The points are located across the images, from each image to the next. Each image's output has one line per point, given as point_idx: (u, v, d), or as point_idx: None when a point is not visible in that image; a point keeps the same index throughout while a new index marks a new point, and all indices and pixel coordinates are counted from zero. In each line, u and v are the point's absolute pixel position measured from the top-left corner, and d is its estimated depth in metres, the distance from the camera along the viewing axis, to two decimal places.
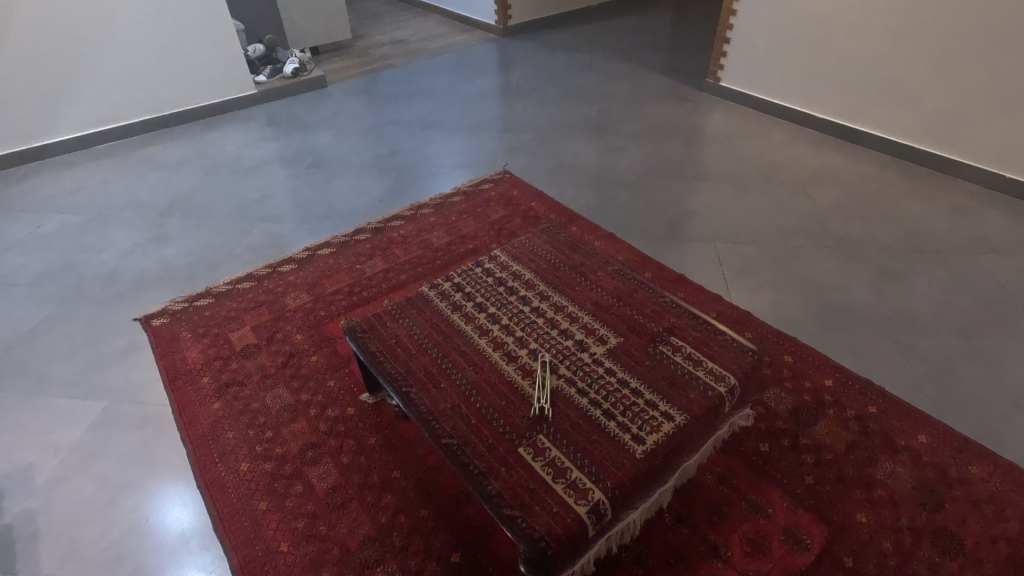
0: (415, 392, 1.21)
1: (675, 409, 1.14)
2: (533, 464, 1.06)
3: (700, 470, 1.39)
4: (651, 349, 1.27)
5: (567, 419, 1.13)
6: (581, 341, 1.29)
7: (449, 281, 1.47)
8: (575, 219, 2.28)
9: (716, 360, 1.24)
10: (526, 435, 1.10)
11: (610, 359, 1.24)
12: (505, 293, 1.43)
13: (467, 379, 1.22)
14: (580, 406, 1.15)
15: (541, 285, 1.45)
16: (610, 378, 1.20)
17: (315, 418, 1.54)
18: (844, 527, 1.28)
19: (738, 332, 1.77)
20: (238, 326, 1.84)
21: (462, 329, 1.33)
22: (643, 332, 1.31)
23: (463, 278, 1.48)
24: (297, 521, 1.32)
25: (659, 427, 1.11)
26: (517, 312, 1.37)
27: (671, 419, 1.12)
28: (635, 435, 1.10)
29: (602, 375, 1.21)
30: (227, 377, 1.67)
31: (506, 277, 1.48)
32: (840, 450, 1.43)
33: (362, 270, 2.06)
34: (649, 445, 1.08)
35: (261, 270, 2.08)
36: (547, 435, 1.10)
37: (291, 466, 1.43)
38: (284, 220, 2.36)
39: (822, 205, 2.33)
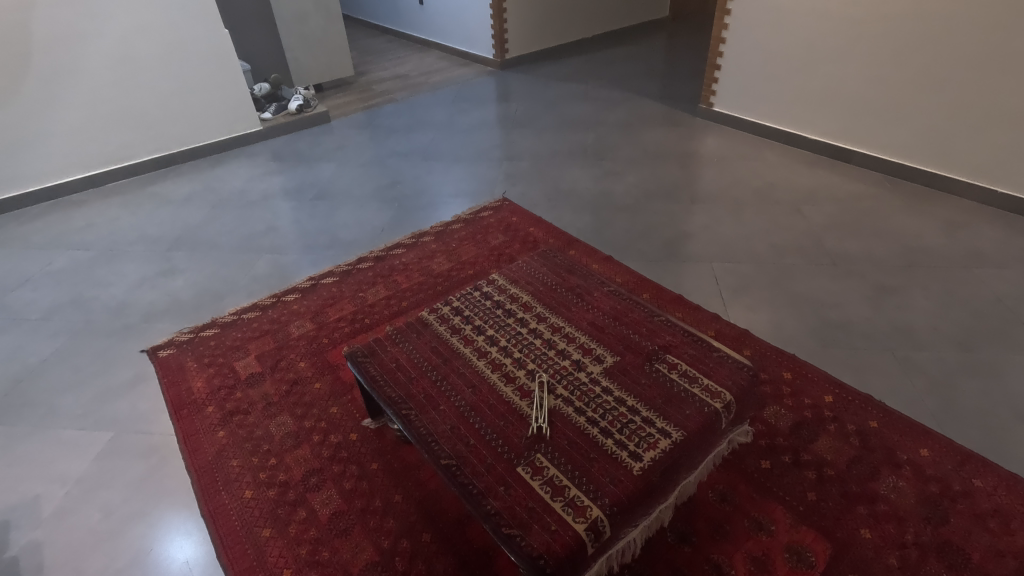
0: (414, 414, 1.23)
1: (672, 425, 1.16)
2: (531, 483, 1.07)
3: (701, 488, 1.39)
4: (647, 367, 1.29)
5: (564, 438, 1.14)
6: (579, 361, 1.31)
7: (448, 305, 1.51)
8: (574, 243, 2.32)
9: (712, 376, 1.26)
10: (524, 454, 1.12)
11: (606, 378, 1.26)
12: (503, 315, 1.46)
13: (466, 400, 1.24)
14: (578, 425, 1.16)
15: (538, 307, 1.48)
16: (608, 396, 1.22)
17: (318, 444, 1.56)
18: (849, 544, 1.27)
19: (736, 350, 1.78)
20: (243, 355, 1.87)
21: (460, 352, 1.36)
22: (640, 351, 1.33)
23: (461, 301, 1.52)
24: (300, 547, 1.33)
25: (657, 444, 1.12)
26: (514, 334, 1.39)
27: (669, 436, 1.13)
28: (632, 452, 1.11)
29: (599, 394, 1.22)
30: (232, 406, 1.70)
31: (503, 299, 1.51)
32: (842, 466, 1.43)
33: (365, 298, 2.09)
34: (647, 461, 1.09)
35: (266, 300, 2.12)
36: (546, 453, 1.11)
37: (294, 493, 1.44)
38: (288, 251, 2.41)
39: (816, 224, 2.36)
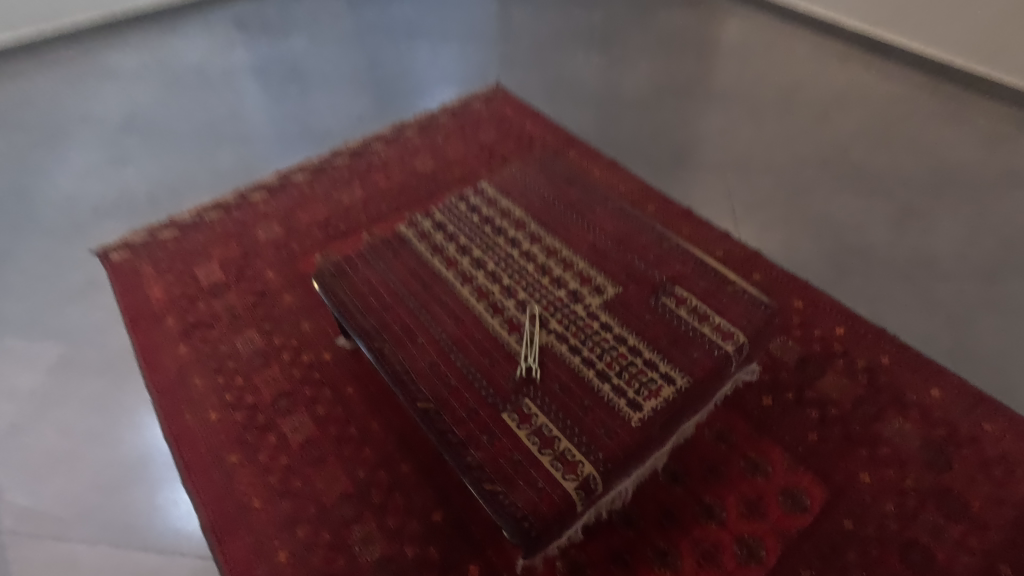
0: (389, 348, 1.09)
1: (676, 370, 1.03)
2: (517, 434, 0.96)
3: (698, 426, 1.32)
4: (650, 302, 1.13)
5: (556, 383, 1.01)
6: (575, 291, 1.15)
7: (429, 219, 1.32)
8: (574, 143, 2.06)
9: (725, 314, 1.12)
10: (511, 400, 1.00)
11: (606, 313, 1.11)
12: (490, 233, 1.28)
13: (447, 334, 1.10)
14: (572, 367, 1.03)
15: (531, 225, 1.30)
16: (606, 334, 1.08)
17: (288, 364, 1.44)
18: (845, 488, 1.22)
19: (744, 275, 1.63)
20: (205, 262, 1.70)
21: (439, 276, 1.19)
22: (644, 282, 1.17)
23: (444, 215, 1.32)
24: (270, 476, 1.25)
25: (659, 392, 1.00)
26: (503, 256, 1.23)
27: (672, 382, 1.01)
28: (631, 401, 0.99)
29: (597, 331, 1.09)
30: (194, 318, 1.55)
31: (491, 212, 1.32)
32: (847, 406, 1.35)
33: (339, 200, 1.88)
34: (647, 412, 0.98)
35: (229, 198, 1.90)
36: (535, 399, 0.99)
37: (263, 417, 1.35)
38: (254, 141, 2.14)
39: (843, 132, 2.12)
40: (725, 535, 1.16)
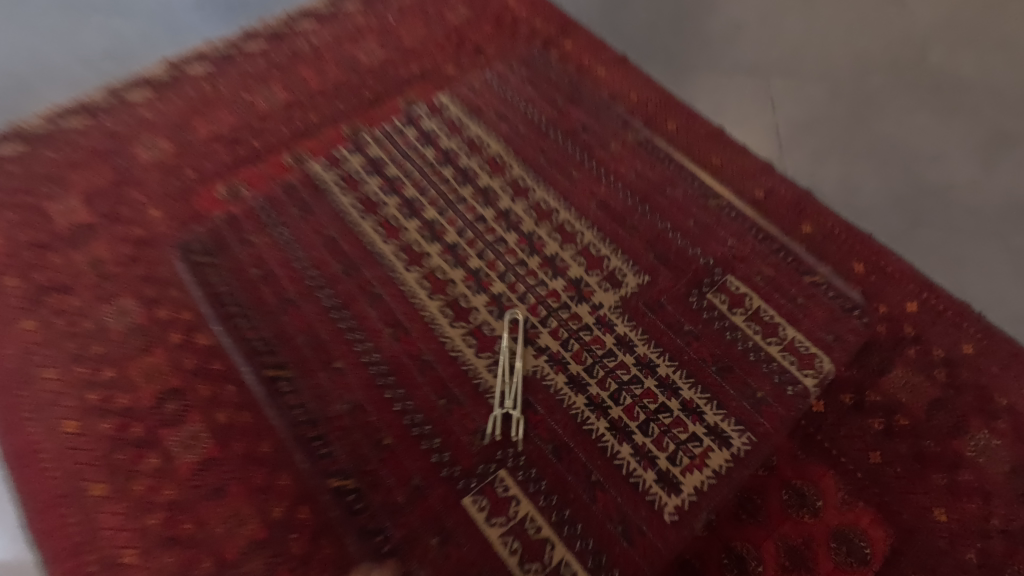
0: (357, 416, 1.00)
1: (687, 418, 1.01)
2: (509, 537, 0.92)
3: (735, 458, 0.98)
4: (665, 301, 1.10)
5: (559, 422, 1.00)
6: (584, 343, 1.07)
7: (405, 216, 1.20)
8: (574, 26, 1.52)
9: (741, 381, 1.04)
10: (504, 514, 0.93)
11: (616, 364, 1.05)
12: (475, 205, 1.20)
13: (424, 419, 1.00)
14: (582, 440, 0.99)
15: (536, 195, 1.21)
16: (619, 356, 1.05)
17: (177, 350, 1.05)
18: (916, 530, 0.94)
19: (793, 225, 1.23)
20: (62, 194, 1.23)
21: (392, 264, 1.14)
22: (659, 344, 1.07)
23: (417, 183, 1.24)
24: (150, 517, 0.92)
25: (669, 445, 0.98)
26: (484, 240, 1.16)
27: (680, 427, 1.00)
28: (645, 498, 0.95)
29: (607, 405, 1.01)
30: (46, 279, 1.12)
31: (472, 167, 1.25)
32: (919, 415, 1.03)
33: (251, 102, 1.37)
34: (663, 513, 0.94)
35: (96, 96, 1.37)
36: (529, 499, 0.94)
37: (140, 427, 0.98)
38: (132, 7, 1.54)
39: (921, 21, 1.61)
40: None
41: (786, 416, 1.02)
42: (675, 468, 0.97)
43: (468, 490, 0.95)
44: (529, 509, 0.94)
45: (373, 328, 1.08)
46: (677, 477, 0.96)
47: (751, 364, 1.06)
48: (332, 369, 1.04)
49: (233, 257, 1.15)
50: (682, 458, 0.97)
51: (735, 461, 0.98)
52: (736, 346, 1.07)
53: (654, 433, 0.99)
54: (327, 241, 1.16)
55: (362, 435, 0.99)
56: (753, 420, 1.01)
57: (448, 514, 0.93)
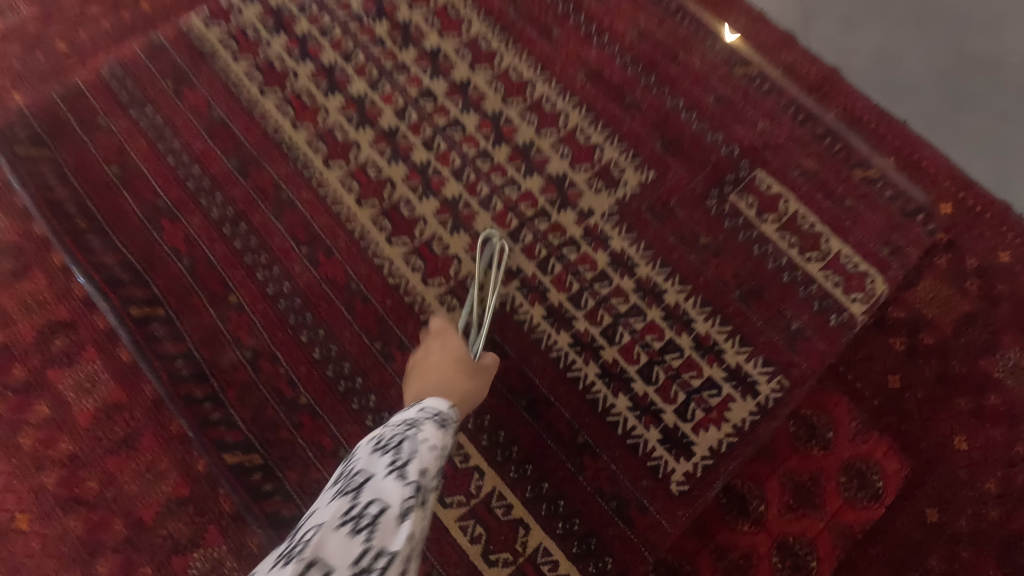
0: (258, 359, 0.82)
1: (713, 366, 0.84)
2: (457, 509, 0.82)
3: (756, 404, 0.83)
4: (676, 203, 0.89)
5: (541, 369, 0.85)
6: (570, 251, 0.87)
7: (321, 92, 0.91)
8: None
9: (785, 301, 0.86)
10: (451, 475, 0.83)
11: (615, 288, 0.86)
12: (419, 77, 0.92)
13: (345, 358, 0.82)
14: (571, 380, 0.84)
15: (503, 61, 0.93)
16: (614, 280, 0.87)
17: (58, 273, 0.84)
18: (935, 460, 0.84)
19: (826, 97, 0.96)
20: None
21: (303, 160, 0.89)
22: (670, 257, 0.87)
23: (341, 48, 0.93)
24: (45, 474, 0.77)
25: (679, 396, 0.83)
26: (432, 124, 0.91)
27: (699, 376, 0.84)
28: (650, 455, 0.82)
29: (599, 336, 0.85)
30: None
31: (413, 26, 0.94)
32: (947, 332, 0.90)
33: None
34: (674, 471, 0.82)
35: None
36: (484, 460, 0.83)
37: (21, 369, 0.80)
38: None
39: None
40: (762, 537, 0.81)
41: (828, 352, 0.85)
42: (685, 424, 0.83)
43: None
44: (496, 483, 0.83)
45: (280, 247, 0.86)
46: (688, 436, 0.82)
47: (786, 287, 0.87)
48: (221, 302, 0.83)
49: (86, 156, 0.88)
50: (694, 411, 0.83)
51: (762, 415, 0.83)
52: (767, 263, 0.87)
53: (659, 378, 0.84)
54: (210, 127, 0.90)
55: (267, 390, 0.81)
56: (787, 359, 0.84)
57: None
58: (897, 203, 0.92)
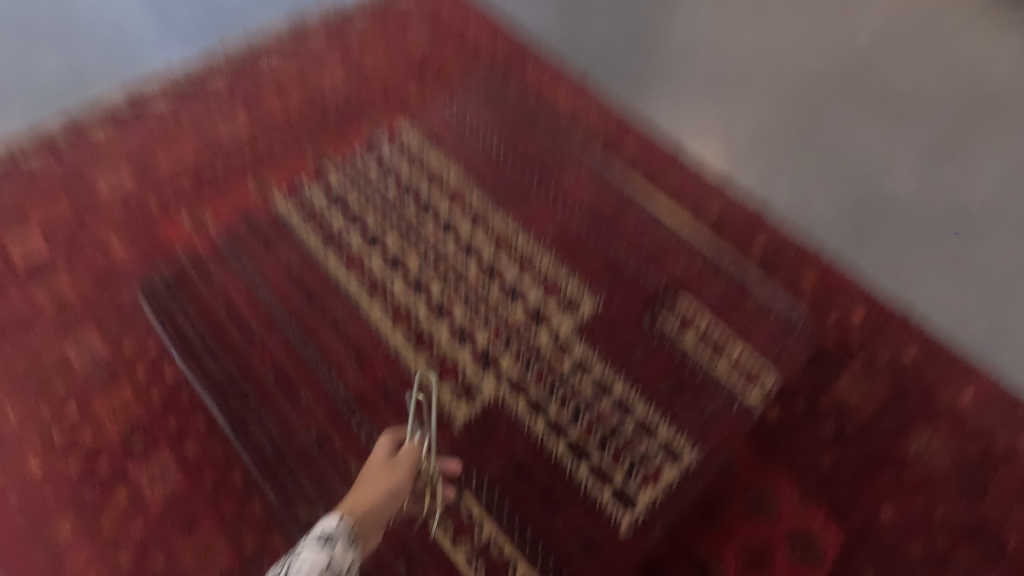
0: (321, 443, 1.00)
1: (666, 435, 1.01)
2: (459, 548, 0.96)
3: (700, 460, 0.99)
4: (616, 304, 1.13)
5: (516, 443, 1.02)
6: (541, 334, 1.10)
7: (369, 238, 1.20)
8: (532, 54, 1.54)
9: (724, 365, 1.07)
10: (452, 510, 0.99)
11: (578, 362, 1.08)
12: (434, 231, 1.21)
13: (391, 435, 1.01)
14: (539, 442, 1.02)
15: (493, 225, 1.22)
16: (574, 362, 1.07)
17: (143, 383, 1.05)
18: (866, 528, 0.99)
19: (746, 242, 1.28)
20: (22, 230, 1.22)
21: (358, 298, 1.13)
22: (619, 339, 1.09)
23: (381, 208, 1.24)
24: (119, 552, 0.92)
25: (628, 455, 1.00)
26: (447, 257, 1.18)
27: (643, 440, 1.01)
28: (612, 498, 0.98)
29: (567, 395, 1.05)
30: (6, 317, 1.11)
31: (432, 195, 1.25)
32: (868, 417, 1.09)
33: (215, 133, 1.37)
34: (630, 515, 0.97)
35: (56, 129, 1.36)
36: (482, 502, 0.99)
37: (107, 463, 0.98)
38: (89, 40, 1.53)
39: (864, 37, 1.69)
40: None
41: (734, 432, 1.02)
42: (632, 480, 0.99)
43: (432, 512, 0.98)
44: (494, 531, 0.97)
45: (336, 354, 1.07)
46: (633, 491, 0.98)
47: (700, 385, 1.05)
48: (296, 402, 1.03)
49: (195, 292, 1.12)
50: (640, 469, 0.99)
51: (685, 476, 0.98)
52: (684, 367, 1.07)
53: (613, 442, 1.01)
54: (283, 269, 1.15)
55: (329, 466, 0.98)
56: (706, 434, 1.01)
57: (417, 539, 0.97)
58: (780, 317, 1.12)
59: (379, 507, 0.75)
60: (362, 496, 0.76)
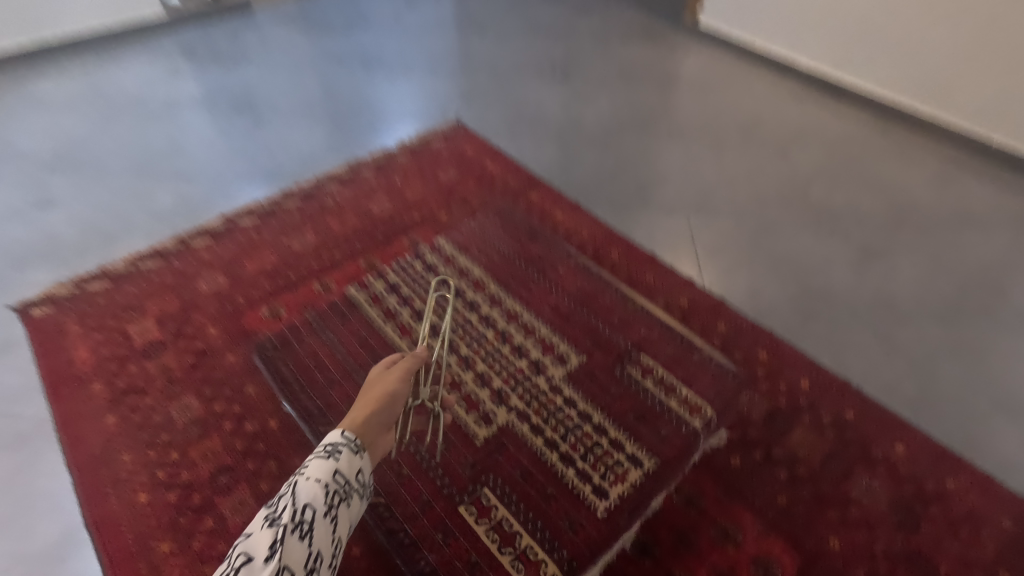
0: None
1: (642, 450, 1.29)
2: (478, 527, 1.18)
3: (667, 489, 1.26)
4: (597, 353, 1.44)
5: (522, 453, 1.27)
6: (538, 367, 1.41)
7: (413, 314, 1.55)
8: (536, 184, 1.98)
9: (691, 388, 1.40)
10: (469, 492, 1.22)
11: (568, 390, 1.37)
12: (462, 308, 1.52)
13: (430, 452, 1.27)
14: (535, 449, 1.28)
15: (507, 302, 1.55)
16: (563, 392, 1.37)
17: (229, 433, 1.33)
18: (817, 555, 1.19)
19: (710, 326, 1.59)
20: (139, 318, 1.56)
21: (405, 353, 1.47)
22: (598, 377, 1.40)
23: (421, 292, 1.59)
24: (205, 567, 1.15)
25: (606, 458, 1.27)
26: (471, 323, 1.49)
27: (617, 450, 1.29)
28: (597, 488, 1.24)
29: (560, 412, 1.34)
30: (125, 384, 1.42)
31: (459, 282, 1.60)
32: (816, 464, 1.32)
33: (289, 246, 1.76)
34: (611, 500, 1.22)
35: (168, 244, 1.76)
36: (494, 490, 1.22)
37: (199, 496, 1.23)
38: (197, 179, 2.00)
39: (802, 171, 2.12)
40: None
41: (682, 446, 1.31)
42: (608, 478, 1.24)
43: (462, 501, 1.21)
44: (506, 514, 1.19)
45: None
46: (607, 486, 1.24)
47: (660, 414, 1.35)
48: None
49: (295, 355, 1.47)
50: (615, 469, 1.26)
51: (649, 477, 1.25)
52: (647, 401, 1.37)
53: (592, 452, 1.28)
54: (347, 346, 1.49)
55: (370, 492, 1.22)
56: (661, 448, 1.30)
57: (448, 517, 1.19)
58: (722, 369, 1.44)
59: (381, 411, 0.99)
60: (367, 404, 1.00)
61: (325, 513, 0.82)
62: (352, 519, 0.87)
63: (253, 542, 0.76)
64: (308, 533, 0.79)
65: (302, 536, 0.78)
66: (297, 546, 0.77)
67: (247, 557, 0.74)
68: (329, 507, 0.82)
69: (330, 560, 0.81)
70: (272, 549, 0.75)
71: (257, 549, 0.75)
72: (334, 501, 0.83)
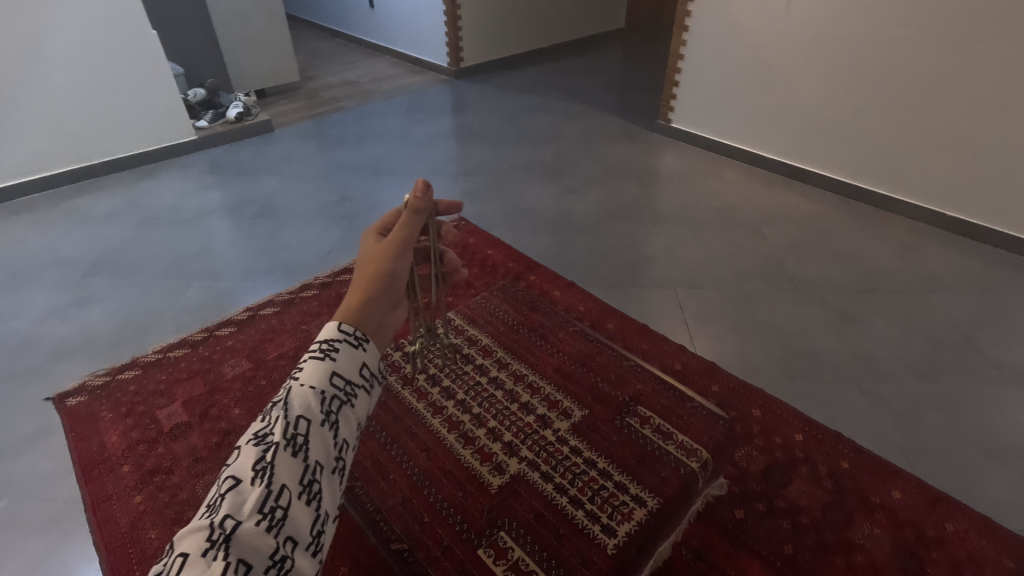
0: (386, 519, 1.28)
1: (646, 491, 1.28)
2: (495, 568, 1.19)
3: (675, 544, 1.31)
4: (599, 406, 1.51)
5: (533, 497, 1.30)
6: (545, 420, 1.48)
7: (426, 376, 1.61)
8: (534, 268, 2.16)
9: (687, 433, 1.41)
10: (486, 535, 1.24)
11: (575, 438, 1.42)
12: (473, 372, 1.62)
13: (445, 499, 1.31)
14: (545, 493, 1.30)
15: (514, 366, 1.66)
16: (568, 441, 1.41)
17: None
18: None
19: (704, 387, 1.69)
20: (167, 403, 1.66)
21: (421, 412, 1.51)
22: (602, 427, 1.45)
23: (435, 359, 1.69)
24: None
25: (611, 498, 1.28)
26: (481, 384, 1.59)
27: (622, 489, 1.29)
28: (604, 526, 1.23)
29: (567, 457, 1.37)
30: (153, 465, 1.49)
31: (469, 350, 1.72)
32: (817, 513, 1.37)
33: (308, 332, 1.90)
34: (621, 536, 1.21)
35: (196, 334, 1.90)
36: (509, 532, 1.24)
37: None
38: (223, 276, 2.18)
39: (777, 246, 2.32)
40: None
41: (679, 481, 1.29)
42: (615, 516, 1.24)
43: (480, 544, 1.22)
44: (522, 555, 1.20)
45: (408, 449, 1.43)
46: (614, 523, 1.23)
47: (660, 456, 1.35)
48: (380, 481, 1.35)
49: None
50: (622, 508, 1.25)
51: (654, 516, 1.23)
52: (648, 445, 1.38)
53: (598, 493, 1.29)
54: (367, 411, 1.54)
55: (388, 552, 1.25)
56: (663, 487, 1.28)
57: (468, 559, 1.20)
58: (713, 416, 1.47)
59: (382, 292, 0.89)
60: (362, 284, 0.88)
61: (322, 423, 0.74)
62: (357, 420, 0.81)
63: (240, 463, 0.69)
64: (303, 447, 0.71)
65: (295, 451, 0.70)
66: (293, 463, 0.69)
67: (234, 480, 0.67)
68: (325, 415, 0.74)
69: (333, 469, 0.75)
70: (259, 469, 0.67)
71: (244, 471, 0.68)
72: (332, 409, 0.75)
